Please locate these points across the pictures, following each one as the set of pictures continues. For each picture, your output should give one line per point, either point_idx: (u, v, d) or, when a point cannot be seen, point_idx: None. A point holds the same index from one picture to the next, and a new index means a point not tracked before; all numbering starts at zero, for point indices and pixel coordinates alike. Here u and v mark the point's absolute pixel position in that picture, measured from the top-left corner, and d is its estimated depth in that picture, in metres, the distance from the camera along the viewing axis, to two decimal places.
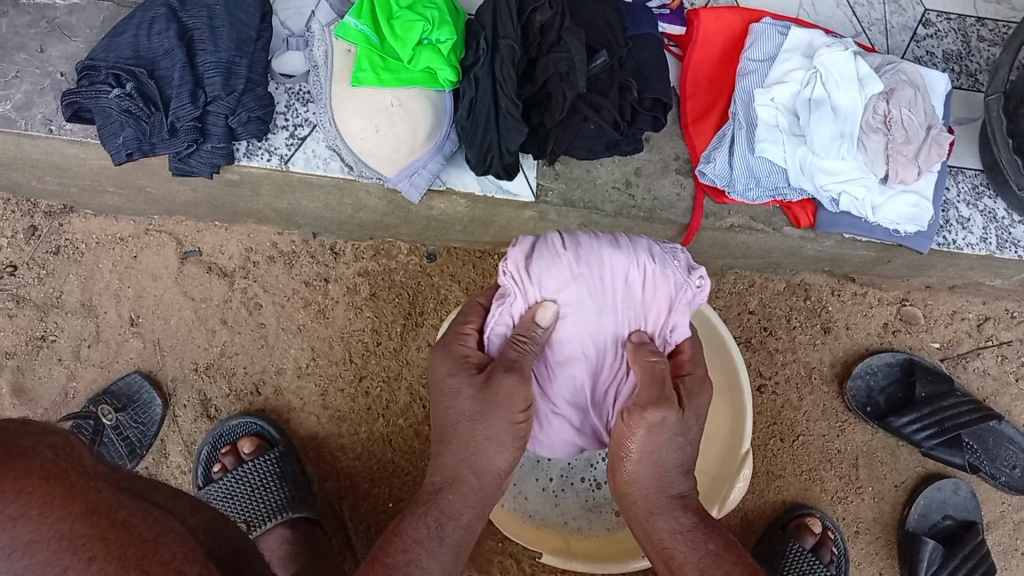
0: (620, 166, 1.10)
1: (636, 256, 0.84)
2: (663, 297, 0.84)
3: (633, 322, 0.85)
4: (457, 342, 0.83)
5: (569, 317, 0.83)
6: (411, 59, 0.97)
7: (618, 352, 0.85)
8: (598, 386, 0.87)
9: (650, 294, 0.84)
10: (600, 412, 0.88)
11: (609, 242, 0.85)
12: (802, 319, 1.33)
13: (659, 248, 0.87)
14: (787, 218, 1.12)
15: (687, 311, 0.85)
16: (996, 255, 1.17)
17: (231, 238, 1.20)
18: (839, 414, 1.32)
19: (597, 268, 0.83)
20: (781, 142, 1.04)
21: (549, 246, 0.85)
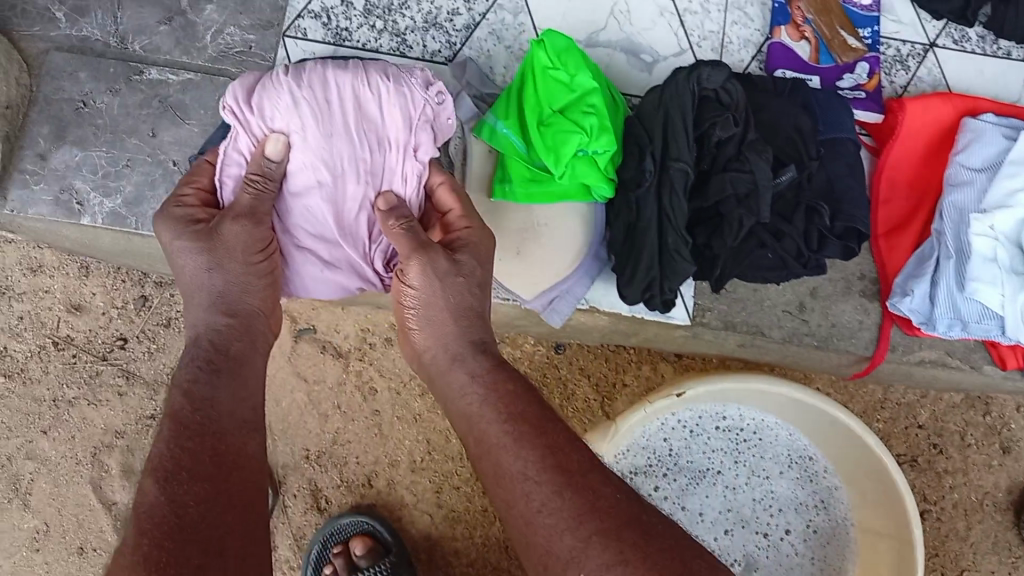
0: (793, 286, 0.94)
1: (365, 75, 0.73)
2: (403, 118, 0.73)
3: (377, 145, 0.74)
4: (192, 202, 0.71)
5: (297, 146, 0.71)
6: (562, 173, 0.83)
7: (374, 179, 0.74)
8: (352, 214, 0.74)
9: (388, 116, 0.73)
10: (369, 245, 0.76)
11: (336, 64, 0.74)
12: (978, 437, 1.16)
13: (394, 67, 0.75)
14: (990, 356, 0.94)
15: (431, 129, 0.74)
16: None
17: (347, 318, 1.12)
18: (1011, 547, 1.15)
19: (323, 92, 0.71)
20: (999, 282, 0.86)
21: (271, 76, 0.73)
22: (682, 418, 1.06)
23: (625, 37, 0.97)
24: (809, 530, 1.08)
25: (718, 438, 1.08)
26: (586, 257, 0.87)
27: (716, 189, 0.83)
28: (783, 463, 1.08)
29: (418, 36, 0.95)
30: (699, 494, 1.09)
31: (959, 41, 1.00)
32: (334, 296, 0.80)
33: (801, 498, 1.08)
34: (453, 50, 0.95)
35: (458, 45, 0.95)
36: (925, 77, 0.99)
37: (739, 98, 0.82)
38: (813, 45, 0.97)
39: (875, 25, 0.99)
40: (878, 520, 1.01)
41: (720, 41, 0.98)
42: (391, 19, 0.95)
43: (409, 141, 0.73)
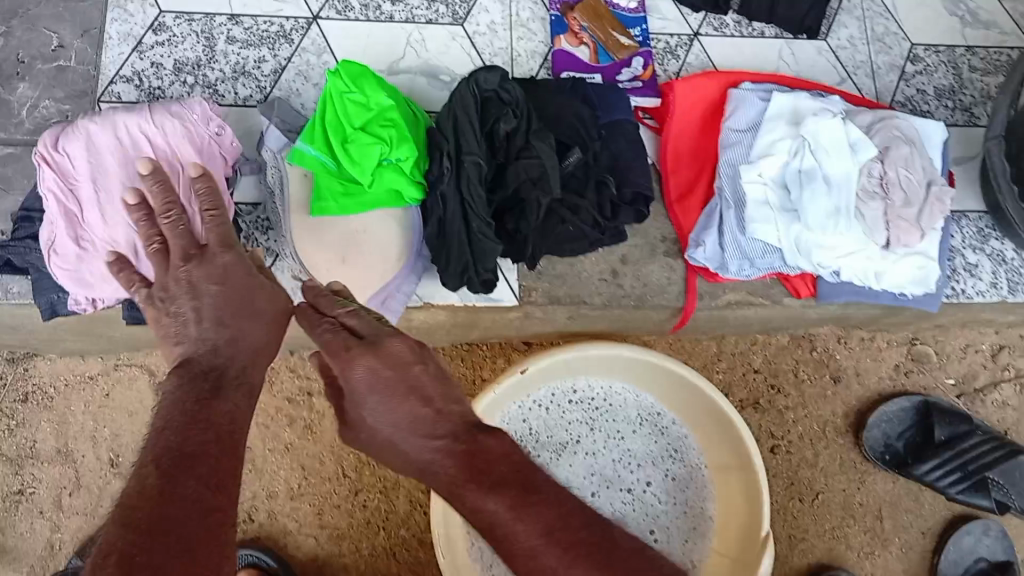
0: (603, 256, 1.04)
1: (151, 117, 0.88)
2: (187, 148, 0.89)
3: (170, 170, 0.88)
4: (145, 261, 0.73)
5: (99, 176, 0.87)
6: (372, 184, 0.91)
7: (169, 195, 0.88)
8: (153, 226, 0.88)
9: (175, 144, 0.88)
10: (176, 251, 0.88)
11: (127, 110, 0.90)
12: (809, 372, 1.28)
13: (176, 105, 0.90)
14: (786, 289, 1.06)
15: (213, 154, 0.90)
16: (1010, 299, 1.10)
17: None
18: (857, 465, 1.28)
19: (121, 135, 0.88)
20: (772, 220, 0.97)
21: (71, 126, 0.89)
22: (539, 398, 1.16)
23: (424, 62, 1.06)
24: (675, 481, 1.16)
25: (574, 411, 1.17)
26: (409, 260, 0.94)
27: (512, 176, 0.92)
28: (636, 424, 1.17)
29: (229, 84, 1.01)
30: (565, 466, 1.16)
31: (719, 28, 1.12)
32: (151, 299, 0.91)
33: (659, 454, 1.17)
34: (264, 92, 1.02)
35: (268, 88, 1.02)
36: (693, 63, 1.11)
37: (518, 94, 0.91)
38: (592, 49, 1.08)
39: (642, 24, 1.11)
40: (725, 455, 1.11)
41: (510, 56, 1.07)
42: (202, 73, 1.01)
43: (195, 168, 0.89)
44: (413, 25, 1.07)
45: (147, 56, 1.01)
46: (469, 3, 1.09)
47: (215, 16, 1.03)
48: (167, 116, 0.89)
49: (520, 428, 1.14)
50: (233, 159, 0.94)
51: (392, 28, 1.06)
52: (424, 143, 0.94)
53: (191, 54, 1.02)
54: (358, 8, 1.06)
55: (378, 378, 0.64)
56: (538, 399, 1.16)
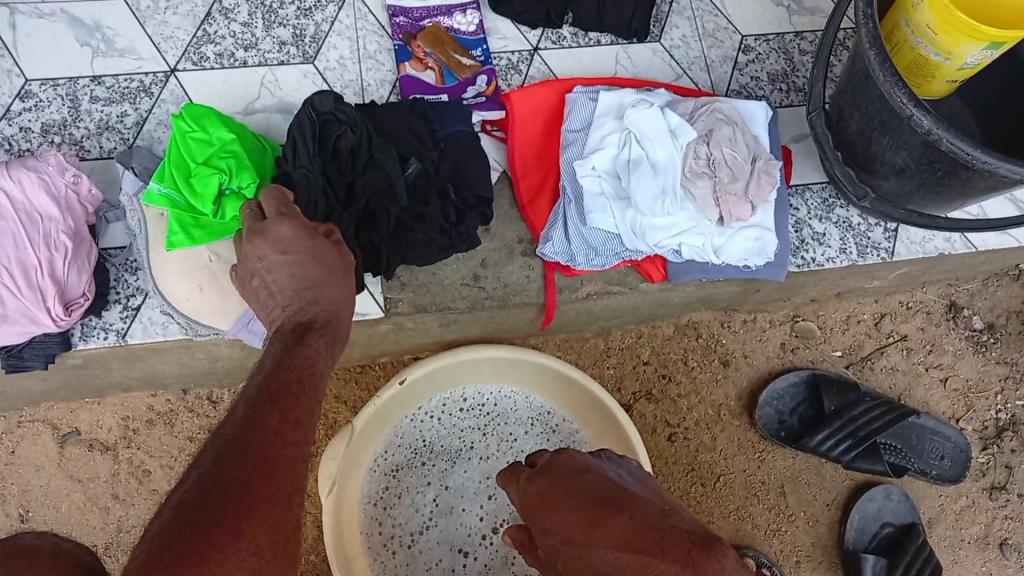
0: (465, 262, 1.09)
1: (6, 171, 0.95)
2: (48, 196, 0.96)
3: (32, 217, 0.94)
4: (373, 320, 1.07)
5: None
6: (217, 213, 0.97)
7: (32, 239, 0.93)
8: (22, 269, 0.92)
9: (33, 194, 0.95)
10: (46, 291, 0.93)
11: None
12: (698, 358, 1.32)
13: (31, 160, 0.98)
14: (641, 275, 1.12)
15: (73, 200, 0.98)
16: (859, 262, 1.16)
17: (105, 411, 1.19)
18: (755, 445, 1.31)
19: None
20: (608, 209, 1.04)
21: None
22: (428, 411, 1.18)
23: (278, 100, 1.14)
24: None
25: (464, 421, 1.19)
26: None
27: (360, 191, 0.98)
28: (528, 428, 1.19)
29: (94, 140, 1.09)
30: (460, 473, 1.18)
31: (557, 41, 1.20)
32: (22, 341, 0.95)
33: None
34: (127, 143, 1.09)
35: (131, 139, 1.09)
36: (535, 76, 1.19)
37: (353, 114, 0.98)
38: (438, 71, 1.15)
39: (483, 44, 1.18)
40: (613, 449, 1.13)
41: (359, 86, 1.16)
42: (68, 132, 1.09)
43: (57, 213, 0.96)
44: (266, 67, 1.14)
45: (16, 121, 1.08)
46: (318, 43, 1.16)
47: (78, 79, 1.11)
48: (24, 169, 0.96)
49: (411, 442, 1.17)
50: (94, 207, 1.01)
51: (246, 74, 1.14)
52: (268, 173, 1.01)
53: (57, 116, 1.09)
54: (212, 58, 1.14)
55: (547, 494, 0.75)
56: (429, 413, 1.18)
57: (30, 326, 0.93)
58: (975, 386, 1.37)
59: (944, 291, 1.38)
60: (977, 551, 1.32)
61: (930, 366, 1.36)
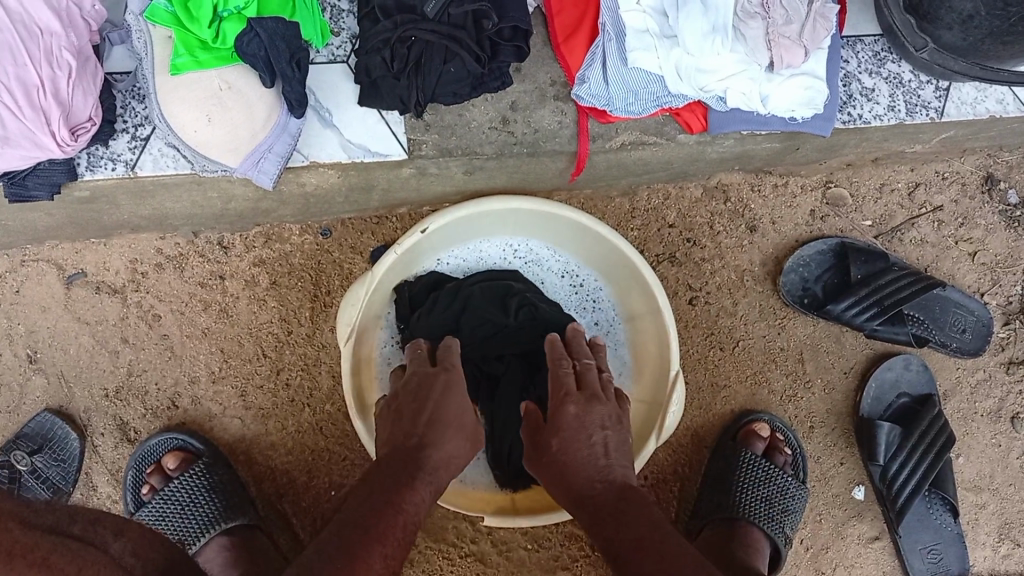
0: (493, 103, 1.03)
1: None
2: (47, 9, 0.87)
3: (30, 34, 0.86)
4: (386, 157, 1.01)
5: None
6: (218, 38, 0.89)
7: (32, 59, 0.85)
8: (24, 91, 0.84)
9: (31, 7, 0.86)
10: (50, 116, 0.86)
11: None
12: (725, 223, 1.28)
13: None
14: (679, 125, 1.06)
15: (73, 16, 0.89)
16: (907, 122, 1.11)
17: (112, 253, 1.15)
18: (777, 311, 1.28)
19: None
20: (652, 47, 0.97)
21: None
22: (459, 253, 1.16)
23: None
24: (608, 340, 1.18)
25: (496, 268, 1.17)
26: (281, 117, 0.93)
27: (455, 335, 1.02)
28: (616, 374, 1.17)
29: None
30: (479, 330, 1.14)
31: None
32: (26, 168, 0.89)
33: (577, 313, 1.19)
34: None
35: None
36: None
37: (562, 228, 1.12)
38: None
39: None
40: (636, 303, 1.14)
41: None
42: None
43: (57, 29, 0.87)
44: None
45: None
46: None
47: None
48: None
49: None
50: (97, 26, 0.93)
51: None
52: None
53: None
54: None
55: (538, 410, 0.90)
56: (460, 254, 1.16)
57: (33, 151, 0.87)
58: (1003, 261, 1.34)
59: (981, 162, 1.33)
60: (988, 424, 1.31)
61: (960, 240, 1.33)
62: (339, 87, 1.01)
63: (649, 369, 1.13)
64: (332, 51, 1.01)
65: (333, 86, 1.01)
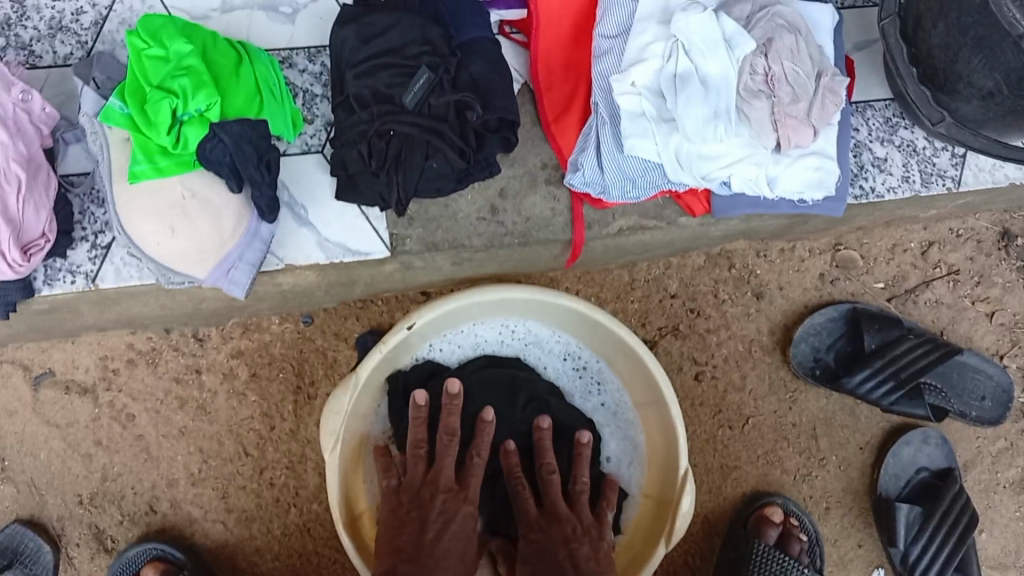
0: (480, 192, 0.96)
1: None
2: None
3: None
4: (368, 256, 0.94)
5: None
6: (179, 143, 0.82)
7: None
8: None
9: None
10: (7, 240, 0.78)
11: None
12: (730, 291, 1.22)
13: None
14: (680, 208, 0.99)
15: (22, 125, 0.82)
16: (923, 194, 1.04)
17: (80, 350, 1.08)
18: (787, 384, 1.22)
19: None
20: (650, 133, 0.90)
21: None
22: (454, 339, 1.09)
23: None
24: (610, 426, 1.12)
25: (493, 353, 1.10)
26: (250, 223, 0.87)
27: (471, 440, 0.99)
28: (622, 461, 1.10)
29: (46, 43, 0.91)
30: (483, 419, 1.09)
31: None
32: None
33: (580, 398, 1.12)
34: (86, 49, 0.92)
35: (90, 44, 0.92)
36: None
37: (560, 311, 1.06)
38: None
39: None
40: (641, 390, 1.07)
41: None
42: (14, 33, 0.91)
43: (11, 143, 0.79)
44: None
45: None
46: None
47: None
48: None
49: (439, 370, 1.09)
50: (47, 128, 0.86)
51: None
52: (243, 90, 0.85)
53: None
54: None
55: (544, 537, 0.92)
56: (456, 339, 1.09)
57: None
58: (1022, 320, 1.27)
59: (997, 217, 1.26)
60: (1012, 495, 1.25)
61: (976, 299, 1.26)
62: (314, 180, 0.94)
63: (656, 461, 1.07)
64: (304, 140, 0.94)
65: (308, 179, 0.93)
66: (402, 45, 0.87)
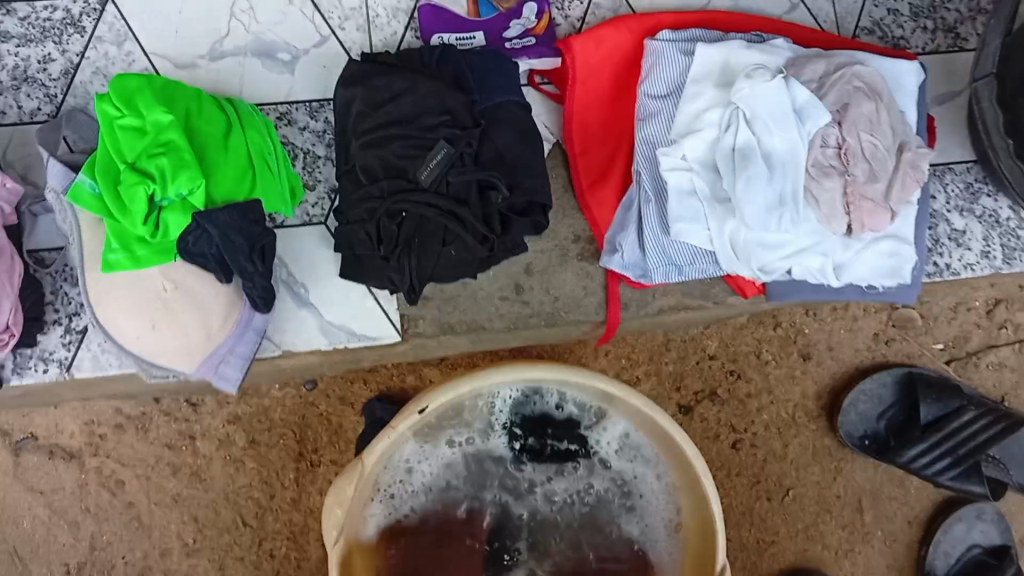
0: (503, 268, 0.85)
1: None
2: None
3: None
4: (373, 341, 0.83)
5: None
6: (159, 230, 0.71)
7: None
8: None
9: None
10: None
11: None
12: (774, 351, 1.11)
13: None
14: (729, 286, 0.87)
15: None
16: (1004, 271, 0.92)
17: (64, 415, 1.00)
18: (833, 452, 1.11)
19: None
20: (701, 216, 0.79)
21: None
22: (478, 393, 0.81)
23: (252, 40, 0.86)
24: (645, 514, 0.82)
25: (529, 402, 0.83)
26: (242, 312, 0.77)
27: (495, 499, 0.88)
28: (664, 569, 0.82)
29: (10, 97, 0.84)
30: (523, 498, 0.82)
31: None
32: None
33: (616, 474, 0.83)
34: (55, 103, 0.85)
35: (60, 97, 0.85)
36: (601, 8, 0.91)
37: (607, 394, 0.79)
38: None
39: None
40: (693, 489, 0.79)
41: (365, 18, 0.88)
42: None
43: None
44: None
45: None
46: None
47: None
48: None
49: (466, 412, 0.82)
50: (14, 204, 0.76)
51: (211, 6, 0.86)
52: (234, 165, 0.74)
53: None
54: None
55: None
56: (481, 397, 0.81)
57: None
58: None
59: None
60: None
61: None
62: (316, 255, 0.83)
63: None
64: (304, 210, 0.84)
65: (309, 254, 0.83)
66: (416, 115, 0.76)
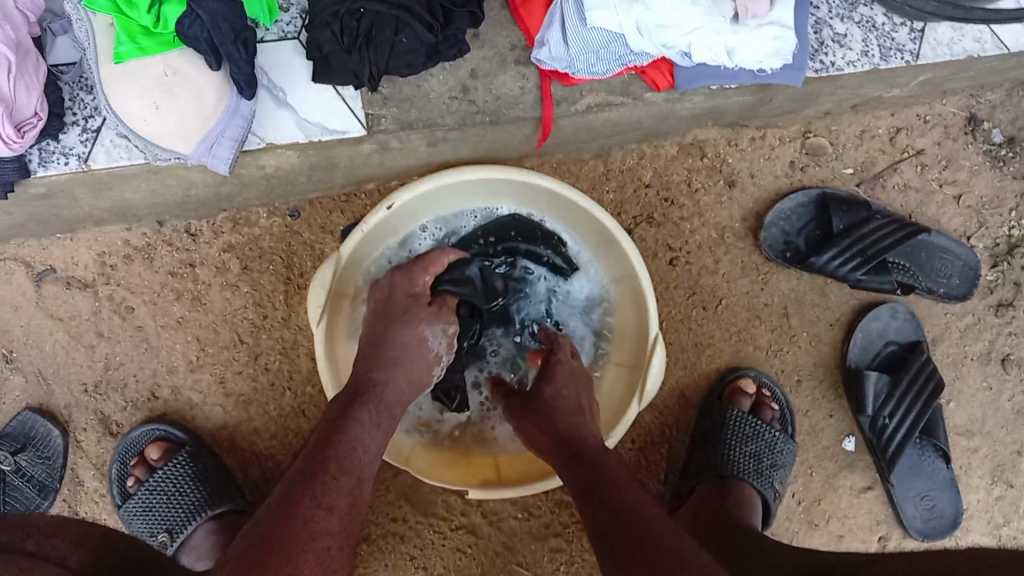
0: (451, 72, 1.00)
1: None
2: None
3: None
4: (344, 136, 0.99)
5: None
6: (160, 22, 0.86)
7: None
8: None
9: None
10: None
11: None
12: (703, 180, 1.25)
13: None
14: (646, 84, 1.03)
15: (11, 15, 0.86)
16: (881, 67, 1.07)
17: (79, 247, 1.13)
18: (760, 267, 1.26)
19: None
20: (612, 4, 0.94)
21: None
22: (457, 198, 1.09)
23: None
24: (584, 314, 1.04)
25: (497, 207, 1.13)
26: (230, 101, 0.91)
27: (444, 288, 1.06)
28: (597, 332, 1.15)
29: None
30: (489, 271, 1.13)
31: None
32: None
33: None
34: None
35: None
36: None
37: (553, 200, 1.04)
38: None
39: None
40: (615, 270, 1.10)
41: None
42: None
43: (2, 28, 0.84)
44: None
45: None
46: None
47: None
48: None
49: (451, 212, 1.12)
50: (35, 17, 0.91)
51: None
52: None
53: None
54: None
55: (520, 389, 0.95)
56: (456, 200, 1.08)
57: None
58: (989, 203, 1.30)
59: (965, 102, 1.29)
60: (979, 367, 1.30)
61: (944, 183, 1.29)
62: (292, 64, 0.98)
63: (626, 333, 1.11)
64: (281, 28, 0.98)
65: (286, 64, 0.98)
66: None
